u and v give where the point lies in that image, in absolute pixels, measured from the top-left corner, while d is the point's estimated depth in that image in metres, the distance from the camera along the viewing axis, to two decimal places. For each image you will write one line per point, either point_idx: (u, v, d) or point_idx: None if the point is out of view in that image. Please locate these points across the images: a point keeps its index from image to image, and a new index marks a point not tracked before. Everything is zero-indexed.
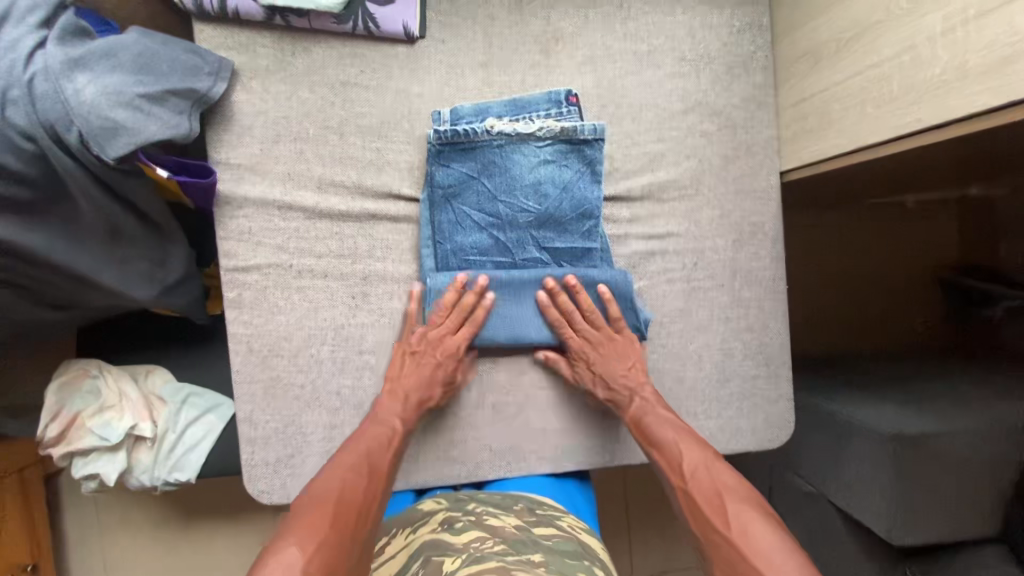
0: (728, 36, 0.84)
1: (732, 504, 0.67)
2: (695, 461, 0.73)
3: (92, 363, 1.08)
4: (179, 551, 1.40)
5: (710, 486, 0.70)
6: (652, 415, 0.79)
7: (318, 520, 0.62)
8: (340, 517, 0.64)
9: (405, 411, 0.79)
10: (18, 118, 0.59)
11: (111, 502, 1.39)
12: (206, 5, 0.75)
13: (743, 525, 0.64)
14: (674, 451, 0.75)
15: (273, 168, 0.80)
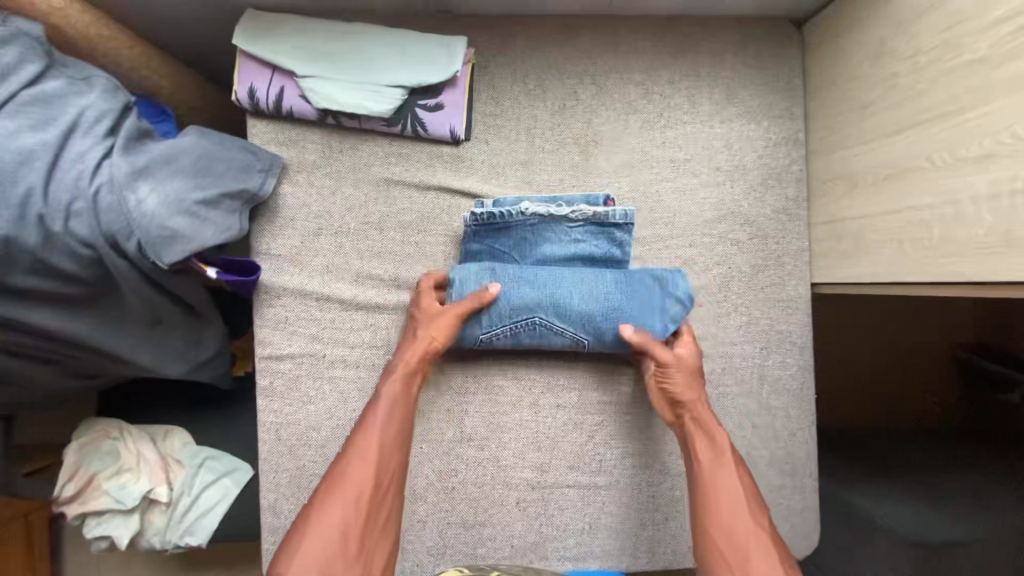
0: (764, 148, 0.86)
1: (759, 534, 0.70)
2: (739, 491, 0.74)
3: (113, 425, 1.09)
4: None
5: (742, 524, 0.71)
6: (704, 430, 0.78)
7: (322, 529, 0.66)
8: (348, 525, 0.67)
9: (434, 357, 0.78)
10: (81, 229, 0.61)
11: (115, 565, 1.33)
12: (262, 104, 0.78)
13: (750, 548, 0.69)
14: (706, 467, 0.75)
15: (312, 259, 0.81)
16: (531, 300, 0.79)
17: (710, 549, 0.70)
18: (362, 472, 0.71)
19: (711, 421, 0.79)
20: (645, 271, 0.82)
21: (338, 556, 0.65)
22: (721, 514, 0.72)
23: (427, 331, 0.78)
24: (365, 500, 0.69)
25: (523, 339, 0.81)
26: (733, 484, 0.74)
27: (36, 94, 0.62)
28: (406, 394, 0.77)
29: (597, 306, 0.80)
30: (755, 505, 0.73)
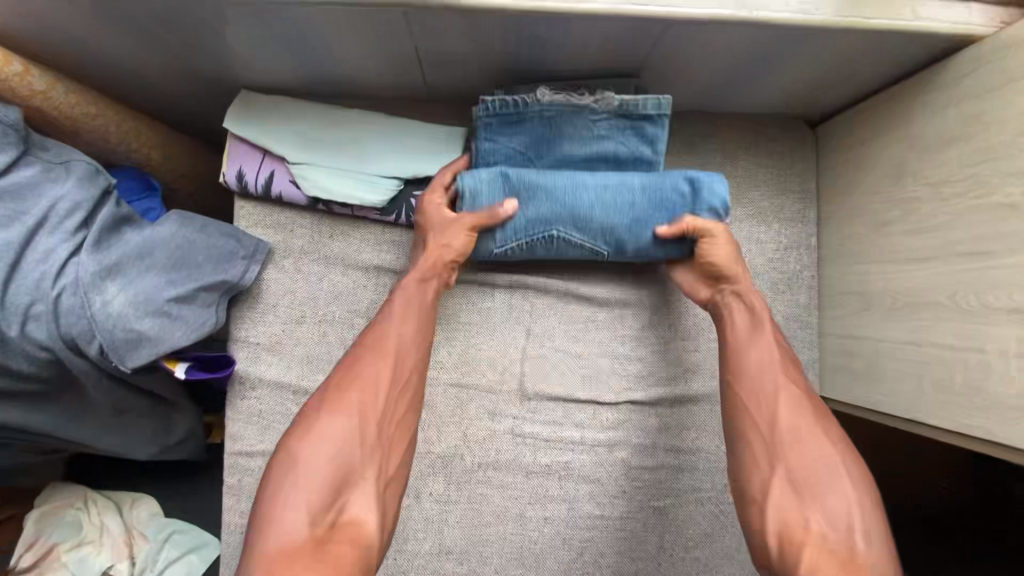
0: (775, 251, 0.82)
1: (795, 415, 0.63)
2: (769, 355, 0.67)
3: (78, 494, 1.04)
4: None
5: (786, 417, 0.63)
6: (741, 311, 0.70)
7: (326, 434, 0.60)
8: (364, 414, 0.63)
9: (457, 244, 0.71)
10: (38, 333, 0.57)
11: None
12: (250, 187, 0.75)
13: (801, 436, 0.62)
14: (743, 356, 0.68)
15: (293, 349, 0.77)
16: (548, 213, 0.72)
17: (754, 442, 0.64)
18: (374, 362, 0.66)
19: (758, 302, 0.71)
20: (676, 176, 0.72)
21: (357, 438, 0.61)
22: (766, 403, 0.65)
23: (438, 238, 0.71)
24: (385, 380, 0.65)
25: (540, 252, 0.75)
26: (787, 379, 0.66)
27: (7, 186, 0.59)
28: (424, 294, 0.71)
29: (621, 218, 0.72)
30: (807, 399, 0.65)
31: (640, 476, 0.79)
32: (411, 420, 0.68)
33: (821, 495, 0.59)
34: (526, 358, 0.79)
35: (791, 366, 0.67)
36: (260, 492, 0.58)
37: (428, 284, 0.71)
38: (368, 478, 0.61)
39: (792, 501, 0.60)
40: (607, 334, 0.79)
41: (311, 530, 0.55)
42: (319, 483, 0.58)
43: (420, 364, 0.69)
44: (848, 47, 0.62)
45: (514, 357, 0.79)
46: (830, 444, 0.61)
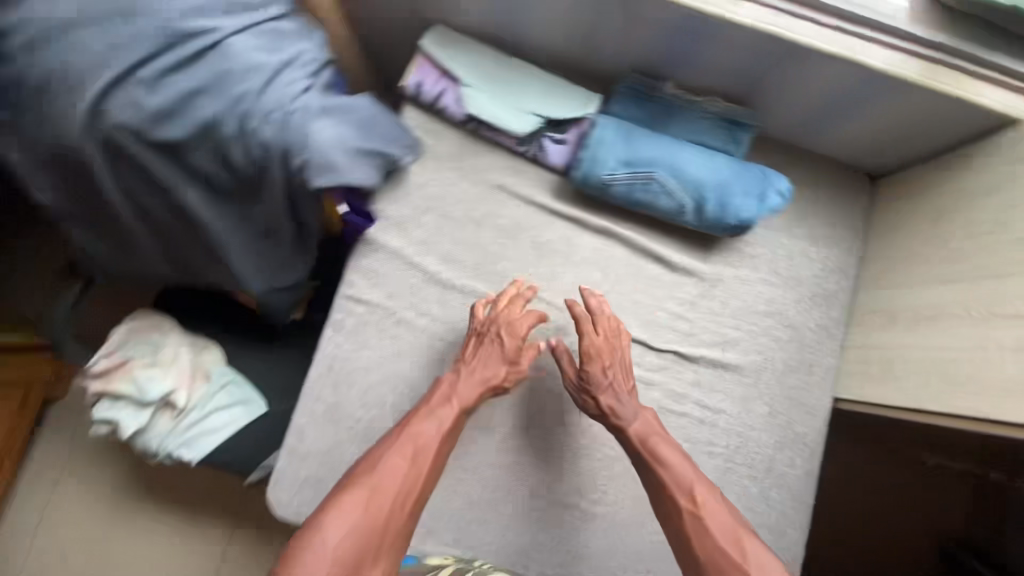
0: (820, 269, 0.96)
1: (709, 532, 0.74)
2: (678, 480, 0.79)
3: (165, 322, 1.17)
4: (117, 506, 1.57)
5: (715, 535, 0.73)
6: (652, 435, 0.82)
7: (342, 519, 0.70)
8: (397, 496, 0.74)
9: (492, 365, 0.84)
10: (267, 134, 0.73)
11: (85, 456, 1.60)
12: (422, 95, 0.92)
13: (720, 562, 0.72)
14: (662, 479, 0.80)
15: (414, 231, 0.92)
16: (655, 158, 0.87)
17: (688, 562, 0.74)
18: (400, 458, 0.76)
19: (664, 437, 0.83)
20: (760, 169, 0.87)
21: (380, 525, 0.71)
22: (692, 527, 0.75)
23: (472, 373, 0.84)
24: (405, 484, 0.75)
25: (637, 192, 0.88)
26: (710, 504, 0.76)
27: (275, 27, 0.76)
28: (465, 393, 0.83)
29: (711, 177, 0.86)
30: (722, 513, 0.75)
31: (666, 419, 0.91)
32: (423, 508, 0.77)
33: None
34: (597, 293, 0.92)
35: (709, 489, 0.78)
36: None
37: (450, 403, 0.82)
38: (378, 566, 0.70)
39: None
40: (668, 293, 0.93)
41: None
42: (341, 561, 0.67)
43: (443, 454, 0.80)
44: (921, 107, 0.80)
45: (587, 291, 0.93)
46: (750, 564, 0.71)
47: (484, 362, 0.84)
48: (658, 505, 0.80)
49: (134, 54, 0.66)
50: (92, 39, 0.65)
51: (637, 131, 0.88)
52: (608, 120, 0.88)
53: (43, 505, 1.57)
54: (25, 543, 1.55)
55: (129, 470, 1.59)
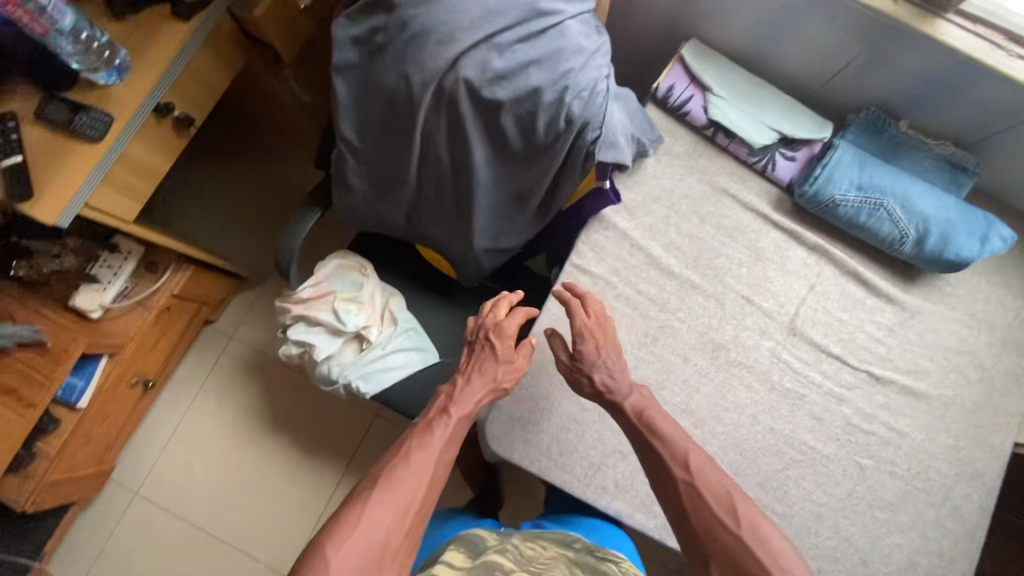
0: (1014, 319, 1.01)
1: (708, 505, 0.73)
2: (673, 452, 0.78)
3: (365, 264, 1.28)
4: (245, 433, 1.68)
5: (713, 507, 0.73)
6: (650, 407, 0.83)
7: (362, 530, 0.70)
8: (408, 502, 0.75)
9: (490, 375, 0.88)
10: (576, 108, 0.82)
11: (218, 380, 1.70)
12: (670, 98, 1.02)
13: (720, 535, 0.71)
14: (655, 459, 0.80)
15: (643, 217, 1.01)
16: (886, 187, 0.94)
17: (687, 536, 0.74)
18: (403, 469, 0.77)
19: (660, 414, 0.82)
20: (985, 216, 0.94)
21: (392, 531, 0.72)
22: (689, 501, 0.74)
23: (472, 384, 0.88)
24: (415, 495, 0.76)
25: (862, 215, 0.95)
26: (704, 478, 0.75)
27: (589, 18, 0.85)
28: (469, 397, 0.87)
29: (937, 213, 0.93)
30: (722, 484, 0.74)
31: (855, 431, 0.95)
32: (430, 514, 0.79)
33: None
34: (803, 304, 0.99)
35: (706, 462, 0.77)
36: None
37: (454, 414, 0.85)
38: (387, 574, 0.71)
39: None
40: (868, 315, 0.99)
41: None
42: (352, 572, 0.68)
43: (449, 465, 0.82)
44: None
45: (794, 299, 0.99)
46: (753, 540, 0.69)
47: (482, 366, 0.89)
48: (654, 478, 0.79)
49: (501, 22, 0.78)
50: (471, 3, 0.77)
51: (872, 160, 0.95)
52: (846, 147, 0.96)
53: (179, 419, 1.68)
54: (157, 451, 1.66)
55: (262, 401, 1.69)
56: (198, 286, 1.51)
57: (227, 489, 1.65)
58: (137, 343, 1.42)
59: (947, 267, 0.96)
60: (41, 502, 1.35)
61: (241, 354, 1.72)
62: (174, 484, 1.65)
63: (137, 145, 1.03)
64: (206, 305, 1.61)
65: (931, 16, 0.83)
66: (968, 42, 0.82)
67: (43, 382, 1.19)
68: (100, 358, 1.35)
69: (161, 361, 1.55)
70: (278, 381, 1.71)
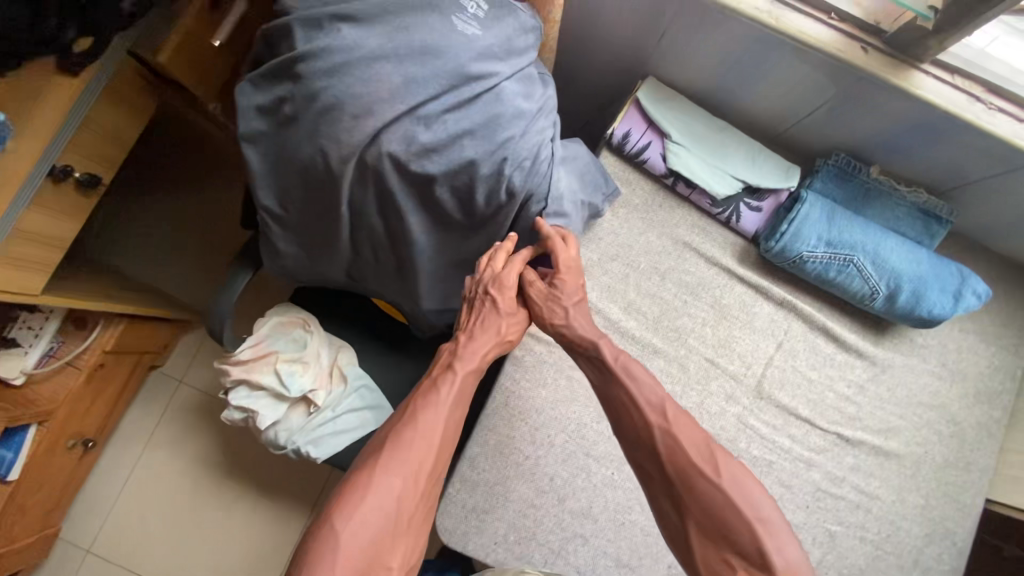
0: (987, 369, 0.97)
1: (684, 448, 0.63)
2: (648, 396, 0.68)
3: (309, 318, 1.18)
4: (201, 482, 1.59)
5: (690, 454, 0.63)
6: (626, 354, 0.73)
7: (370, 506, 0.62)
8: (419, 467, 0.66)
9: (490, 333, 0.77)
10: (517, 180, 0.73)
11: (168, 430, 1.61)
12: (627, 146, 0.93)
13: (693, 484, 0.62)
14: (623, 406, 0.69)
15: (600, 276, 0.94)
16: (856, 243, 0.88)
17: (658, 492, 0.65)
18: (415, 435, 0.67)
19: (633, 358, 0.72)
20: (959, 270, 0.88)
21: (403, 504, 0.64)
22: (663, 447, 0.65)
23: (471, 341, 0.76)
24: (429, 462, 0.67)
25: (832, 272, 0.89)
26: (682, 425, 0.65)
27: (526, 74, 0.76)
28: (479, 348, 0.76)
29: (909, 270, 0.87)
30: (698, 430, 0.64)
31: (824, 497, 0.91)
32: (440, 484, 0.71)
33: (737, 533, 0.58)
34: (771, 365, 0.93)
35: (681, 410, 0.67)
36: None
37: (460, 370, 0.74)
38: (398, 552, 0.63)
39: (710, 547, 0.60)
40: (838, 372, 0.94)
41: None
42: (359, 555, 0.60)
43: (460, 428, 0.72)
44: None
45: (760, 360, 0.93)
46: (737, 491, 0.60)
47: (482, 325, 0.78)
48: (620, 426, 0.69)
49: (424, 92, 0.68)
50: (388, 74, 0.67)
51: (841, 212, 0.89)
52: (814, 199, 0.89)
53: (131, 470, 1.59)
54: (109, 505, 1.57)
55: (218, 446, 1.61)
56: (135, 337, 1.40)
57: (185, 538, 1.57)
58: (70, 407, 1.31)
59: (919, 323, 0.90)
60: None
61: (192, 399, 1.62)
62: (130, 537, 1.57)
63: (34, 215, 0.92)
64: (148, 354, 1.50)
65: (907, 67, 0.75)
66: (944, 94, 0.74)
67: None
68: (29, 428, 1.25)
69: (102, 417, 1.45)
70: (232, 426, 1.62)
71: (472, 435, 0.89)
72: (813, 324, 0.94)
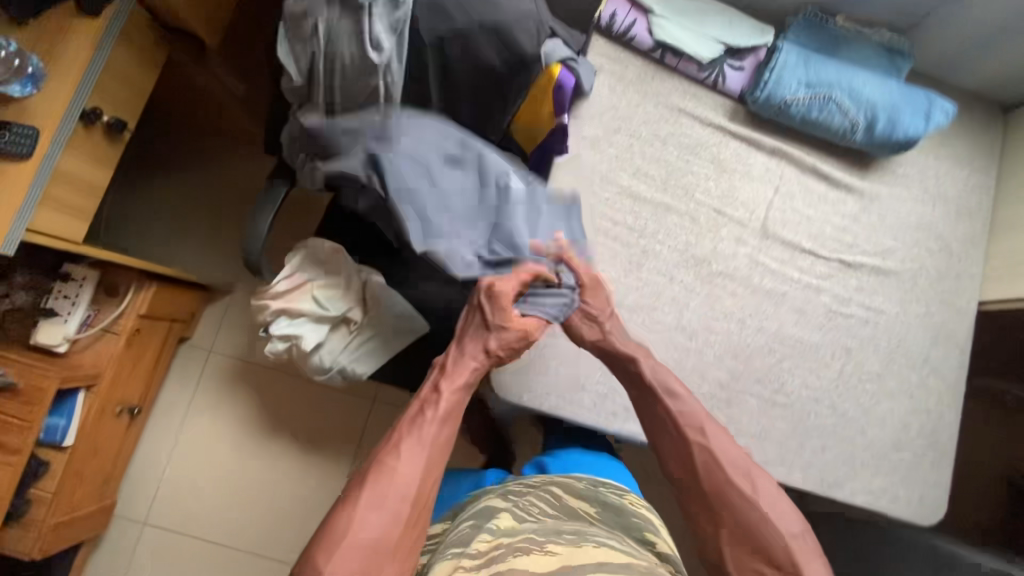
0: (964, 189, 1.07)
1: (725, 474, 0.74)
2: (685, 416, 0.79)
3: (337, 247, 1.24)
4: (245, 444, 1.64)
5: (728, 473, 0.74)
6: (664, 374, 0.83)
7: (355, 535, 0.68)
8: (399, 507, 0.71)
9: (476, 352, 0.82)
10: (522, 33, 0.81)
11: (204, 398, 1.65)
12: (615, 25, 1.01)
13: (727, 498, 0.73)
14: (663, 424, 0.81)
15: (607, 148, 1.01)
16: (832, 81, 0.97)
17: (695, 501, 0.76)
18: (404, 459, 0.73)
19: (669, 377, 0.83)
20: (926, 94, 0.98)
21: (390, 531, 0.70)
22: (706, 464, 0.75)
23: (459, 355, 0.82)
24: (418, 488, 0.73)
25: (813, 112, 0.98)
26: (718, 443, 0.76)
27: None
28: (465, 364, 0.81)
29: (882, 98, 0.97)
30: (732, 451, 0.76)
31: (835, 318, 1.00)
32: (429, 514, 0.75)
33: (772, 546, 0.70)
34: (771, 207, 1.02)
35: (718, 430, 0.78)
36: None
37: (446, 390, 0.79)
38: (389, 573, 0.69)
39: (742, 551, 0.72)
40: (832, 208, 1.04)
41: None
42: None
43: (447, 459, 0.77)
44: None
45: (762, 204, 1.02)
46: (762, 505, 0.72)
47: (471, 338, 0.83)
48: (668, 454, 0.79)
49: None
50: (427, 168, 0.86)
51: (814, 56, 0.98)
52: (790, 48, 0.98)
53: (174, 441, 1.63)
54: (158, 477, 1.62)
55: (255, 407, 1.65)
56: (165, 301, 1.45)
57: (238, 498, 1.62)
58: (115, 372, 1.36)
59: (896, 146, 1.00)
60: (51, 546, 1.32)
61: (223, 365, 1.66)
62: (183, 504, 1.61)
63: (70, 159, 0.97)
64: (178, 323, 1.55)
65: None
66: None
67: (26, 426, 1.17)
68: (78, 393, 1.30)
69: (143, 386, 1.50)
70: (266, 386, 1.67)
71: None
72: (805, 167, 1.04)
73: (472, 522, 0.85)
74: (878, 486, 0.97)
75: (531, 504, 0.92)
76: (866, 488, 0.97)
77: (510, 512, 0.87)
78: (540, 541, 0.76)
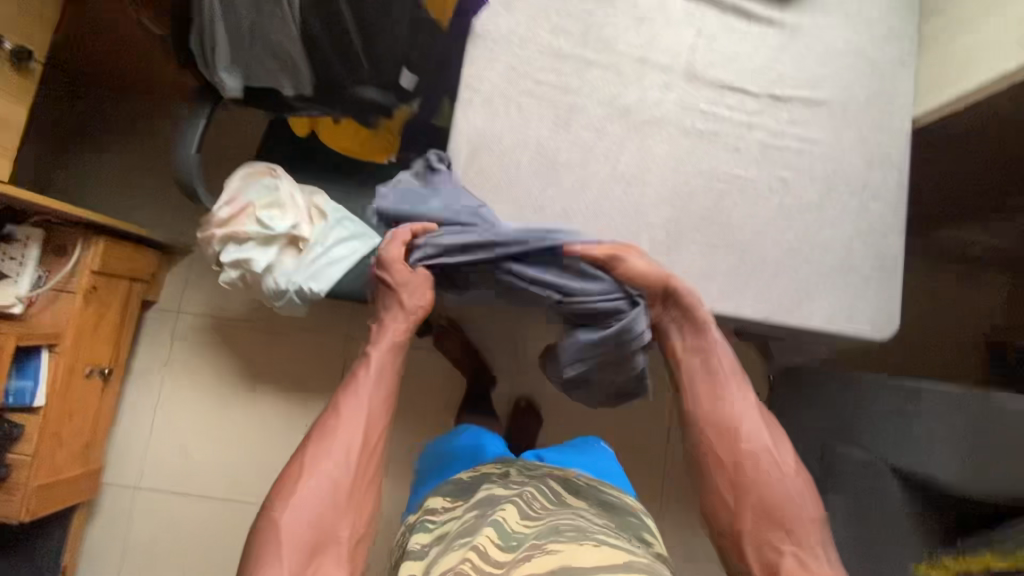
0: (887, 10, 1.06)
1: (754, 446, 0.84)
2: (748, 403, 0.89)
3: (275, 168, 1.23)
4: (227, 399, 1.64)
5: (781, 460, 0.83)
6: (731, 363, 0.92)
7: (308, 489, 0.77)
8: (347, 450, 0.81)
9: (398, 317, 0.95)
10: None
11: (178, 359, 1.64)
12: None
13: (762, 474, 0.82)
14: (725, 400, 0.89)
15: (522, 9, 0.99)
16: None
17: (726, 473, 0.83)
18: (347, 421, 0.84)
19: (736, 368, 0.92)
20: None
21: (339, 483, 0.79)
22: (750, 442, 0.85)
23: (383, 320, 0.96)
24: (363, 441, 0.83)
25: None
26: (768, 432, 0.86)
27: None
28: (393, 330, 0.94)
29: None
30: (776, 438, 0.86)
31: (772, 150, 1.00)
32: (380, 475, 0.84)
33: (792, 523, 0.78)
34: (695, 49, 1.01)
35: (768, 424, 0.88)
36: (256, 552, 0.73)
37: (375, 354, 0.92)
38: (345, 524, 0.77)
39: (763, 523, 0.79)
40: (757, 43, 1.02)
41: (308, 541, 0.74)
42: (306, 528, 0.74)
43: (387, 423, 0.87)
44: None
45: (685, 47, 1.01)
46: (789, 483, 0.81)
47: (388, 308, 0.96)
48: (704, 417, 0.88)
49: None
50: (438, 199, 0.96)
51: None
52: None
53: (156, 406, 1.63)
54: (143, 442, 1.62)
55: (231, 362, 1.65)
56: (120, 259, 1.43)
57: (226, 452, 1.62)
58: (77, 331, 1.35)
59: None
60: (39, 508, 1.32)
61: (192, 325, 1.65)
62: (173, 466, 1.61)
63: None
64: (140, 284, 1.54)
65: None
66: None
67: None
68: (41, 353, 1.30)
69: (115, 348, 1.50)
70: (238, 340, 1.66)
71: (443, 174, 0.95)
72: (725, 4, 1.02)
73: (477, 513, 0.84)
74: (831, 309, 0.97)
75: (534, 497, 0.89)
76: (820, 311, 0.97)
77: (515, 506, 0.84)
78: (542, 544, 0.72)
